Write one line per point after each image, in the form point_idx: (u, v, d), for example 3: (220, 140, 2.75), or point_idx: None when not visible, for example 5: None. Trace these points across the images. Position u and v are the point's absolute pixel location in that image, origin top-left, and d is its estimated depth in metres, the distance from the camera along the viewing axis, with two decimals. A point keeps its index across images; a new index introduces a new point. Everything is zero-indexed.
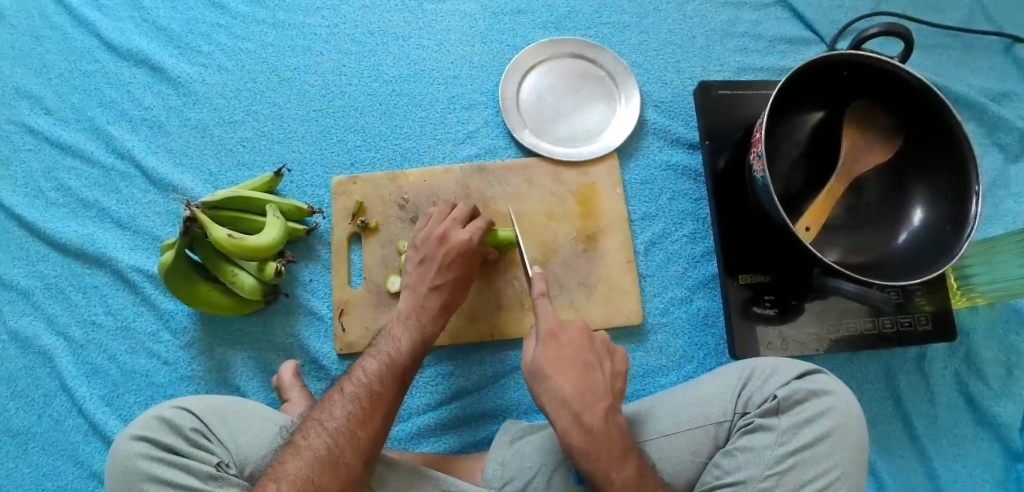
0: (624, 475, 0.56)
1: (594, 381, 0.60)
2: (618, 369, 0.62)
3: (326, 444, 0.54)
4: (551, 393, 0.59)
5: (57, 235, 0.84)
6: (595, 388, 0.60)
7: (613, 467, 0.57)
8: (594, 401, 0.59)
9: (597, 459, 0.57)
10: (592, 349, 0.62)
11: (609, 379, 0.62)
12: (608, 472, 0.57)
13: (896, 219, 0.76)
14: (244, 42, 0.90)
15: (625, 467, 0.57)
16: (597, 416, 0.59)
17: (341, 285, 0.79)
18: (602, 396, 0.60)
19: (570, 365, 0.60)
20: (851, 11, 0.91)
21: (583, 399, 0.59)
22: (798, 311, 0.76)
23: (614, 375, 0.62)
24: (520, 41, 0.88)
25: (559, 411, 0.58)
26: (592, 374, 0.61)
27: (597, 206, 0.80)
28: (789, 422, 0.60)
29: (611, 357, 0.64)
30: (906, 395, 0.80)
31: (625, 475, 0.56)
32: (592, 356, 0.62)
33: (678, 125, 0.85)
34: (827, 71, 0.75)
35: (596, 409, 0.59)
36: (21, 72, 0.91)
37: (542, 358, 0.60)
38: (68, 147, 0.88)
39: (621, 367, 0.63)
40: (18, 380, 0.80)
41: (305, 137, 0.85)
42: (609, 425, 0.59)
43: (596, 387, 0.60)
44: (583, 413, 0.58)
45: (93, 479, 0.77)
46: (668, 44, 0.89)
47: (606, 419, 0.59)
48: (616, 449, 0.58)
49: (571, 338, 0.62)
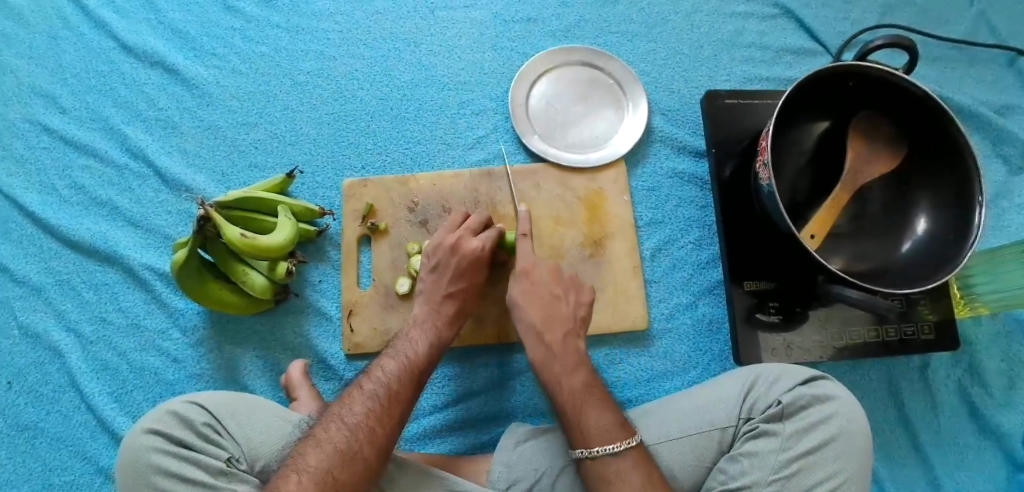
0: (574, 383, 0.62)
1: (558, 309, 0.67)
2: (592, 327, 0.68)
3: (346, 439, 0.56)
4: (521, 319, 0.67)
5: (70, 233, 0.85)
6: (559, 315, 0.67)
7: (585, 410, 0.60)
8: (557, 330, 0.66)
9: (552, 371, 0.63)
10: (567, 309, 0.68)
11: (574, 311, 0.68)
12: (560, 382, 0.62)
13: (901, 227, 0.77)
14: (258, 45, 0.91)
15: (576, 378, 0.62)
16: (557, 337, 0.65)
17: (350, 286, 0.80)
18: (575, 350, 0.65)
19: (546, 321, 0.66)
20: (856, 23, 0.93)
21: (546, 322, 0.66)
22: (803, 318, 0.77)
23: (579, 306, 0.69)
24: (529, 48, 0.90)
25: (526, 334, 0.65)
26: (558, 308, 0.67)
27: (604, 212, 0.81)
28: (794, 428, 0.61)
29: (587, 320, 0.69)
30: (908, 404, 0.80)
31: (573, 383, 0.62)
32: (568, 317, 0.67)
33: (685, 133, 0.86)
34: (833, 81, 0.76)
35: (556, 332, 0.65)
36: (38, 72, 0.93)
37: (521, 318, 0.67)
38: (82, 146, 0.89)
39: (588, 297, 0.70)
40: (28, 375, 0.81)
41: (316, 140, 0.87)
42: (568, 344, 0.65)
43: (561, 315, 0.67)
44: (544, 333, 0.65)
45: (100, 474, 0.78)
46: (676, 53, 0.90)
47: (565, 339, 0.65)
48: (568, 364, 0.63)
49: (547, 298, 0.68)
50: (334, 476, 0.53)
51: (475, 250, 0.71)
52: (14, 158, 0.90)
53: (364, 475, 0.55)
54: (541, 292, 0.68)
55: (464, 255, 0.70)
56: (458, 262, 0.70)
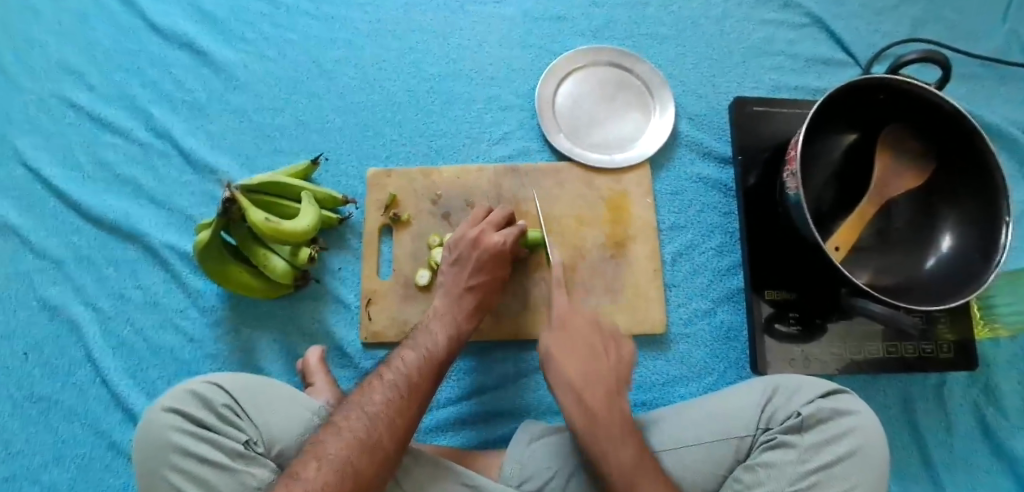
0: (622, 457, 0.58)
1: (600, 367, 0.65)
2: (626, 356, 0.67)
3: (365, 428, 0.56)
4: (558, 374, 0.64)
5: (93, 209, 0.86)
6: (600, 374, 0.64)
7: (612, 446, 0.59)
8: (596, 386, 0.63)
9: (596, 436, 0.60)
10: (601, 336, 0.67)
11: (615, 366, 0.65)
12: (606, 452, 0.59)
13: (925, 243, 0.76)
14: (287, 32, 0.92)
15: (624, 449, 0.59)
16: (599, 400, 0.62)
17: (370, 275, 0.80)
18: (607, 379, 0.64)
19: (579, 350, 0.66)
20: (887, 36, 0.92)
21: (586, 381, 0.63)
22: (822, 330, 0.76)
23: (620, 363, 0.66)
24: (558, 47, 0.90)
25: (563, 392, 0.63)
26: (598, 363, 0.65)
27: (627, 213, 0.80)
28: (812, 441, 0.61)
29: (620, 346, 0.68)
30: (923, 422, 0.80)
31: (622, 458, 0.58)
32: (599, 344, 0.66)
33: (711, 138, 0.86)
34: (863, 94, 0.76)
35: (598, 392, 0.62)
36: (67, 48, 0.94)
37: (552, 343, 0.66)
38: (108, 123, 0.90)
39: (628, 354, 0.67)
40: (45, 348, 0.82)
41: (342, 128, 0.87)
42: (613, 408, 0.62)
43: (603, 373, 0.64)
44: (586, 394, 0.62)
45: (110, 450, 0.78)
46: (704, 57, 0.90)
47: (610, 402, 0.62)
48: (615, 432, 0.60)
49: (579, 326, 0.68)
50: (354, 466, 0.53)
51: (498, 244, 0.71)
52: (40, 131, 0.90)
53: (382, 466, 0.55)
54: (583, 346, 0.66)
55: (487, 249, 0.70)
56: (481, 255, 0.70)
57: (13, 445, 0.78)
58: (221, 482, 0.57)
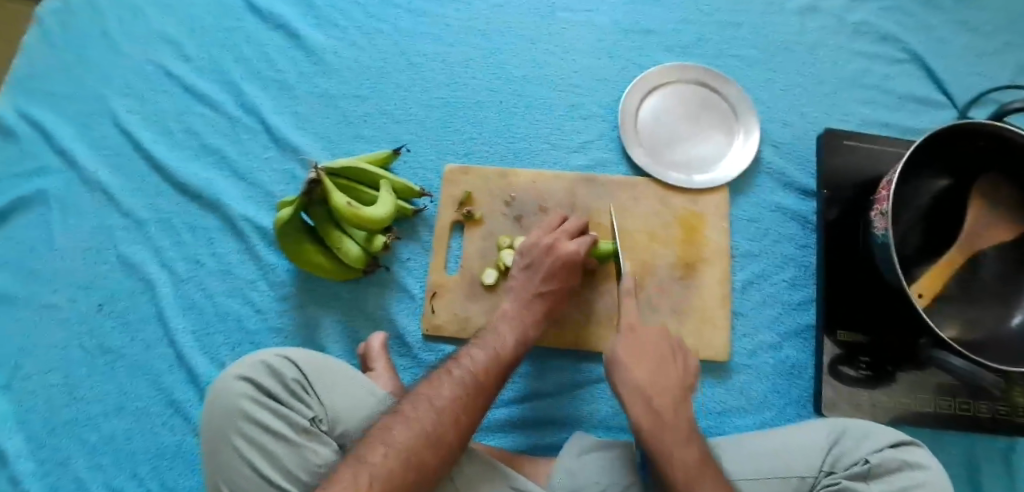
0: (688, 458, 0.56)
1: (668, 373, 0.63)
2: (692, 365, 0.65)
3: (432, 421, 0.57)
4: (625, 380, 0.62)
5: (179, 175, 0.89)
6: (668, 380, 0.62)
7: (679, 448, 0.57)
8: (658, 385, 0.62)
9: (661, 439, 0.58)
10: (669, 340, 0.66)
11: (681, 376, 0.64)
12: (672, 456, 0.57)
13: (1011, 301, 0.72)
14: (379, 22, 0.94)
15: (689, 452, 0.57)
16: (667, 404, 0.60)
17: (438, 269, 0.81)
18: (674, 387, 0.62)
19: (648, 356, 0.64)
20: (989, 80, 0.88)
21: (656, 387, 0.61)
22: (894, 378, 0.74)
23: (686, 371, 0.65)
24: (645, 60, 0.89)
25: (631, 397, 0.61)
26: (670, 368, 0.64)
27: (700, 235, 0.79)
28: (880, 490, 0.58)
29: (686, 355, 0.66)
30: (989, 485, 0.76)
31: (687, 458, 0.56)
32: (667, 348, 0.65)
33: (794, 169, 0.84)
34: (962, 138, 0.72)
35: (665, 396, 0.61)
36: (169, 19, 0.98)
37: (621, 343, 0.64)
38: (201, 94, 0.93)
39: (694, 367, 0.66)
40: (120, 301, 0.86)
41: (424, 121, 0.88)
42: (680, 415, 0.60)
43: (670, 380, 0.63)
44: (655, 398, 0.60)
45: (171, 408, 0.81)
46: (794, 85, 0.88)
47: (676, 410, 0.60)
48: (680, 435, 0.58)
49: (649, 332, 0.66)
50: (419, 456, 0.54)
51: (570, 253, 0.71)
52: (137, 96, 0.94)
53: (443, 460, 0.56)
54: (648, 345, 0.65)
55: (559, 256, 0.71)
56: (553, 262, 0.70)
57: (81, 391, 0.82)
58: (287, 457, 0.58)
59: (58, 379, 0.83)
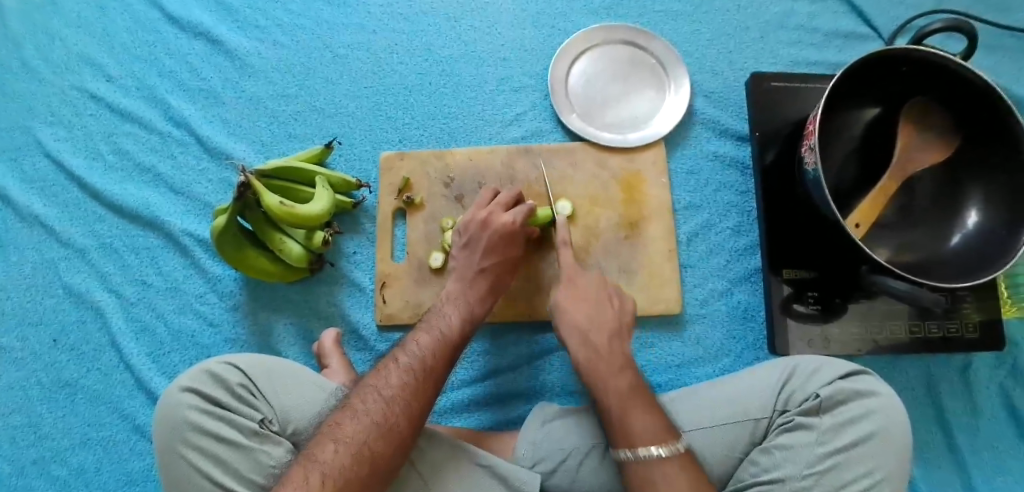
0: (646, 423, 0.57)
1: (617, 346, 0.63)
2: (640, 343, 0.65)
3: (382, 411, 0.56)
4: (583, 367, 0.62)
5: (114, 197, 0.87)
6: (615, 352, 0.63)
7: (636, 417, 0.57)
8: (611, 358, 0.62)
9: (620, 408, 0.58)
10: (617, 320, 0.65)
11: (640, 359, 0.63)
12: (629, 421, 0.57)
13: (948, 220, 0.73)
14: (300, 18, 0.92)
15: (650, 420, 0.57)
16: (619, 374, 0.60)
17: (384, 259, 0.81)
18: (622, 358, 0.62)
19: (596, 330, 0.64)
20: (912, 8, 0.88)
21: (603, 357, 0.62)
22: (843, 309, 0.75)
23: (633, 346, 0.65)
24: (571, 26, 0.89)
25: (591, 382, 0.61)
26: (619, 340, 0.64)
27: (641, 193, 0.80)
28: (831, 422, 0.59)
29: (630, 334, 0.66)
30: (948, 403, 0.77)
31: (651, 438, 0.56)
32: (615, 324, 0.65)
33: (728, 116, 0.85)
34: (885, 66, 0.73)
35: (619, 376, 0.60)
36: (85, 40, 0.95)
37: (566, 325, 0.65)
38: (127, 113, 0.91)
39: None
40: (71, 334, 0.84)
41: (356, 113, 0.87)
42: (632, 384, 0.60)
43: (617, 354, 0.62)
44: (600, 367, 0.61)
45: (137, 432, 0.80)
46: (720, 34, 0.88)
47: (629, 377, 0.61)
48: (637, 403, 0.58)
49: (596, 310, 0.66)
50: (374, 448, 0.54)
51: (508, 224, 0.70)
52: (62, 123, 0.92)
53: (402, 452, 0.56)
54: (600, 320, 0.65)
55: (496, 229, 0.70)
56: (490, 236, 0.70)
57: (44, 428, 0.81)
58: (240, 462, 0.58)
59: (19, 420, 0.81)
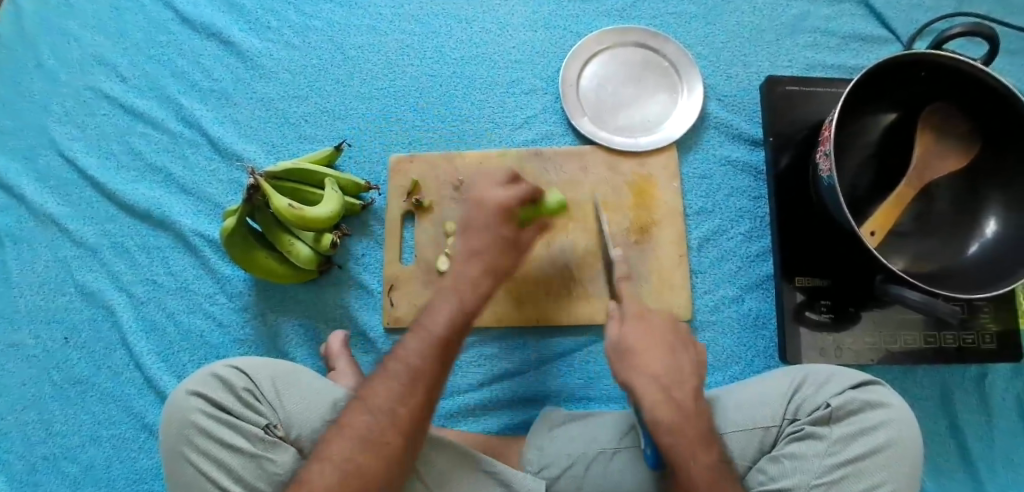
0: (704, 456, 0.54)
1: (682, 362, 0.60)
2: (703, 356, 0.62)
3: (367, 424, 0.56)
4: (638, 369, 0.59)
5: (126, 196, 0.87)
6: (680, 366, 0.60)
7: (696, 450, 0.55)
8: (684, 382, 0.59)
9: (684, 438, 0.55)
10: (677, 333, 0.62)
11: (693, 363, 0.61)
12: (691, 454, 0.54)
13: (967, 229, 0.72)
14: (312, 19, 0.92)
15: (707, 452, 0.55)
16: (687, 397, 0.58)
17: (393, 261, 0.80)
18: (687, 377, 0.59)
19: (660, 344, 0.60)
20: (932, 11, 0.87)
21: (672, 378, 0.59)
22: (855, 319, 0.74)
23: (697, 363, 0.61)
24: (582, 28, 0.88)
25: (648, 386, 0.57)
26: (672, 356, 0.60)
27: (652, 197, 0.79)
28: (842, 432, 0.58)
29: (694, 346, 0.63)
30: (962, 415, 0.76)
31: (710, 459, 0.54)
32: (676, 339, 0.62)
33: (741, 121, 0.84)
34: (903, 71, 0.71)
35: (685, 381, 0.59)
36: (99, 40, 0.95)
37: (629, 335, 0.60)
38: (140, 113, 0.91)
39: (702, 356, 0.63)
40: (82, 332, 0.84)
41: (366, 114, 0.87)
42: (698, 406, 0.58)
43: (682, 368, 0.60)
44: (673, 389, 0.58)
45: (146, 431, 0.80)
46: (735, 36, 0.87)
47: (695, 399, 0.58)
48: (700, 433, 0.56)
49: (656, 321, 0.62)
50: (366, 468, 0.55)
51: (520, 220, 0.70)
52: (76, 123, 0.92)
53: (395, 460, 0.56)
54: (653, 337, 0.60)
55: None
56: None
57: (54, 425, 0.81)
58: (245, 468, 0.58)
59: (31, 417, 0.82)
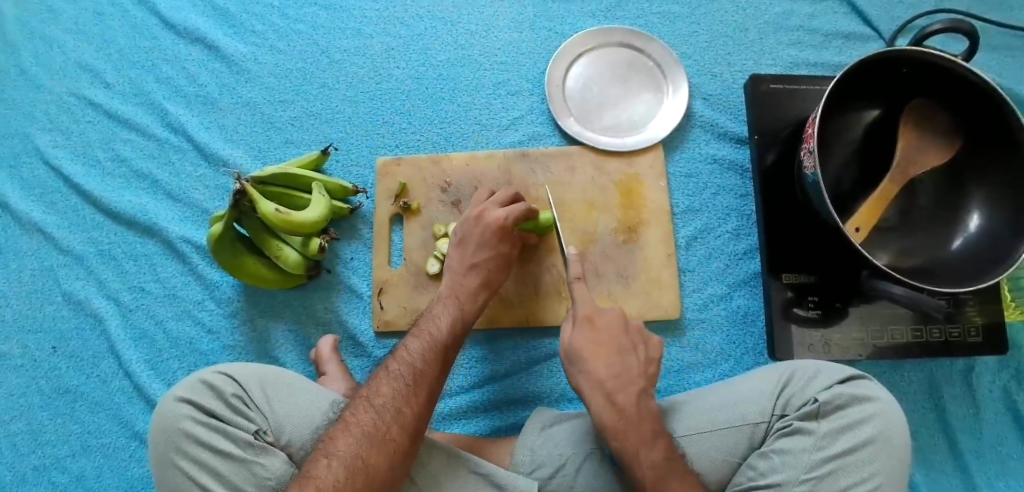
0: (654, 456, 0.57)
1: (629, 364, 0.62)
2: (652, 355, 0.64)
3: (373, 421, 0.56)
4: (586, 375, 0.62)
5: (112, 204, 0.87)
6: (630, 370, 0.62)
7: (642, 448, 0.57)
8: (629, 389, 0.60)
9: (628, 439, 0.58)
10: (628, 335, 0.64)
11: (642, 363, 0.63)
12: (637, 455, 0.57)
13: (951, 223, 0.73)
14: (297, 23, 0.91)
15: (654, 450, 0.57)
16: (630, 399, 0.60)
17: (382, 265, 0.80)
18: (636, 379, 0.62)
19: (607, 349, 0.63)
20: (913, 7, 0.87)
21: (618, 381, 0.61)
22: (842, 314, 0.74)
23: (648, 362, 0.64)
24: (568, 29, 0.88)
25: (593, 393, 0.60)
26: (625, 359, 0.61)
27: (639, 197, 0.79)
28: (829, 427, 0.58)
29: (646, 344, 0.65)
30: (950, 407, 0.77)
31: (653, 457, 0.57)
32: (627, 341, 0.64)
33: (727, 119, 0.84)
34: (884, 67, 0.72)
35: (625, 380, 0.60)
36: (83, 46, 0.95)
37: (578, 340, 0.63)
38: (125, 119, 0.90)
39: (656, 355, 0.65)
40: (70, 341, 0.84)
41: (352, 118, 0.87)
42: (642, 407, 0.60)
43: (631, 371, 0.62)
44: (616, 394, 0.60)
45: (136, 439, 0.80)
46: (719, 35, 0.87)
47: (639, 400, 0.61)
48: (646, 433, 0.58)
49: (608, 323, 0.64)
50: (372, 462, 0.54)
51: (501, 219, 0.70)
52: (61, 130, 0.92)
53: (399, 453, 0.55)
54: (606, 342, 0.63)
55: (489, 224, 0.70)
56: (483, 230, 0.70)
57: (43, 435, 0.81)
58: (235, 474, 0.57)
59: (20, 427, 0.81)
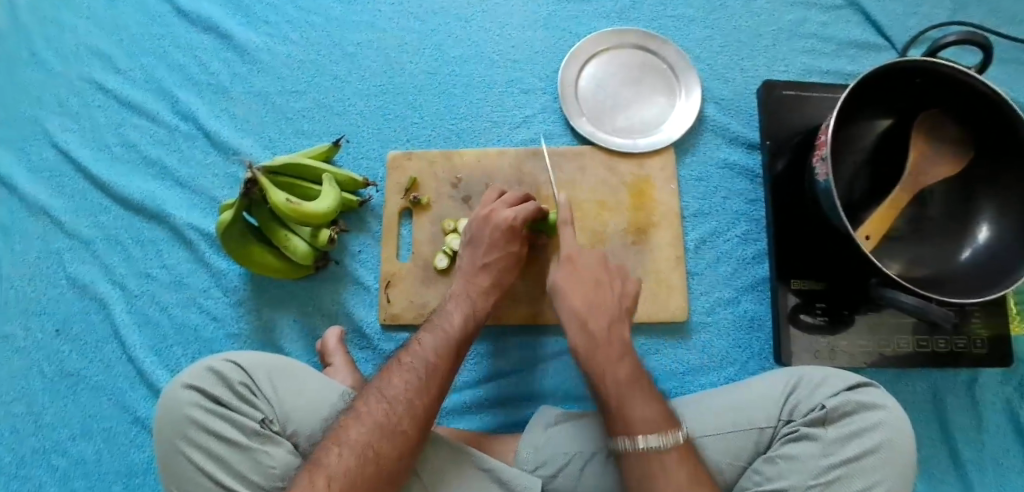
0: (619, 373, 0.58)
1: (603, 294, 0.63)
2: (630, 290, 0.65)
3: (385, 412, 0.56)
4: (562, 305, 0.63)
5: (121, 189, 0.87)
6: (605, 300, 0.63)
7: (610, 366, 0.58)
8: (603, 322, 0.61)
9: (596, 360, 0.59)
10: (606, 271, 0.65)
11: (619, 293, 0.64)
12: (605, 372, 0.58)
13: (960, 235, 0.73)
14: (310, 15, 0.92)
15: (621, 368, 0.58)
16: (603, 324, 0.61)
17: (390, 258, 0.80)
18: (609, 305, 0.63)
19: (583, 283, 0.64)
20: (925, 19, 0.88)
21: (590, 307, 0.62)
22: (850, 322, 0.74)
23: (626, 295, 0.65)
24: (582, 29, 0.88)
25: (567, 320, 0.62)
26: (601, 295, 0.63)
27: (649, 199, 0.79)
28: (837, 433, 0.59)
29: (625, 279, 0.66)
30: (953, 419, 0.77)
31: (618, 376, 0.58)
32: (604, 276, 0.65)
33: (739, 124, 0.84)
34: (899, 77, 0.72)
35: (620, 367, 0.58)
36: (95, 32, 0.95)
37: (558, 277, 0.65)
38: (135, 105, 0.90)
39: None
40: (73, 325, 0.83)
41: (364, 110, 0.87)
42: (613, 330, 0.61)
43: (607, 301, 0.63)
44: (589, 320, 0.61)
45: (137, 425, 0.79)
46: (733, 40, 0.88)
47: (610, 325, 0.61)
48: (614, 352, 0.59)
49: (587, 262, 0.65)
50: (383, 454, 0.54)
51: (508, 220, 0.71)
52: (70, 113, 0.92)
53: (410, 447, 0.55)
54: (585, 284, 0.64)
55: (495, 226, 0.71)
56: (491, 233, 0.70)
57: (43, 418, 0.80)
58: (240, 462, 0.57)
59: (20, 409, 0.81)
